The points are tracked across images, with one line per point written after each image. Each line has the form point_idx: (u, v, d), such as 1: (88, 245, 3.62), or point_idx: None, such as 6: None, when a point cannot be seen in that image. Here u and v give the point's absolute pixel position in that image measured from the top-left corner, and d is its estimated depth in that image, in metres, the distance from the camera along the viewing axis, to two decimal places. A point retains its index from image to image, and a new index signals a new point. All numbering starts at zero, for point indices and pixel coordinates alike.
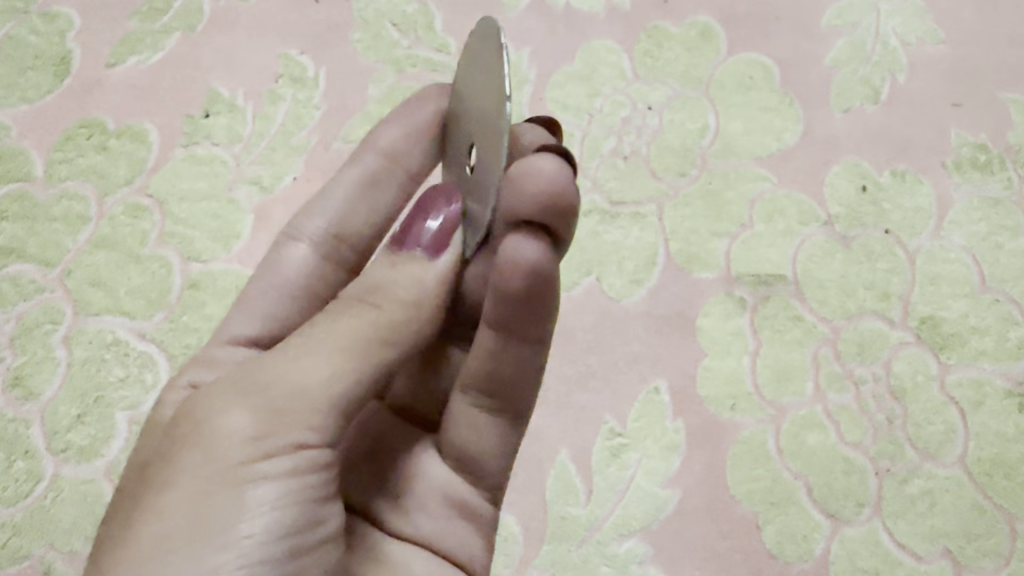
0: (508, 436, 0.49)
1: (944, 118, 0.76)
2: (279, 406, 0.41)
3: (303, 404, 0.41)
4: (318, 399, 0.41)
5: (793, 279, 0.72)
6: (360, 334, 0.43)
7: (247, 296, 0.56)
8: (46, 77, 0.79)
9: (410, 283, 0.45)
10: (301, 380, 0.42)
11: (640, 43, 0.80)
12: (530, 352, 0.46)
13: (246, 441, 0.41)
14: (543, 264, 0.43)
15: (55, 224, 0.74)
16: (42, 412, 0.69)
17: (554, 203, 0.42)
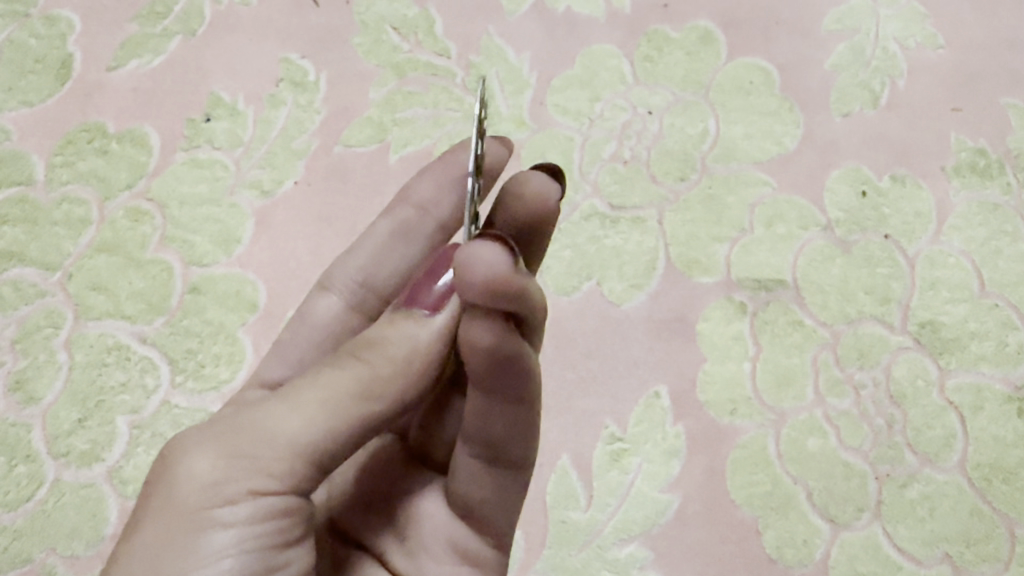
0: (508, 488, 0.49)
1: (944, 123, 0.77)
2: (246, 453, 0.41)
3: (269, 453, 0.41)
4: (285, 448, 0.41)
5: (792, 283, 0.72)
6: (337, 387, 0.42)
7: (280, 341, 0.59)
8: (47, 81, 0.80)
9: (407, 342, 0.44)
10: (273, 427, 0.42)
11: (640, 47, 0.80)
12: (519, 411, 0.46)
13: (210, 486, 0.41)
14: (499, 344, 0.41)
15: (56, 228, 0.74)
16: (43, 417, 0.69)
17: (493, 291, 0.39)
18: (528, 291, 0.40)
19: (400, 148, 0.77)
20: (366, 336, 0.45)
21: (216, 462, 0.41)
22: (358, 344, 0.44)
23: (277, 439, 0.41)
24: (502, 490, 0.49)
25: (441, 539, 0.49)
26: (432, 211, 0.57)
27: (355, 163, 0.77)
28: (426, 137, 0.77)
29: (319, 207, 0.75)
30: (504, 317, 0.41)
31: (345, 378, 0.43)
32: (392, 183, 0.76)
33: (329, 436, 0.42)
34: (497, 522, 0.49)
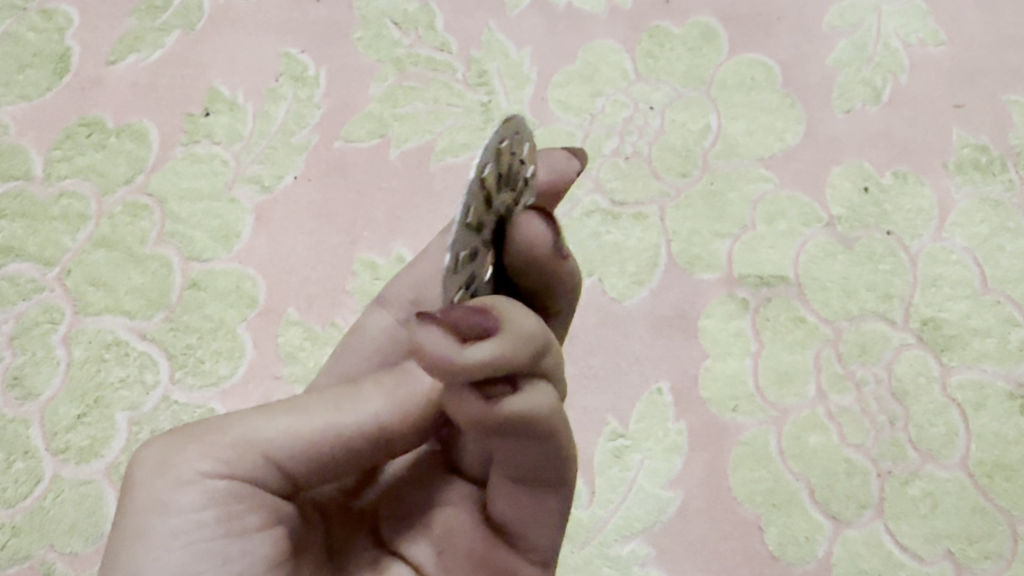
0: (548, 504, 0.43)
1: (946, 120, 0.76)
2: (215, 439, 0.41)
3: (237, 440, 0.41)
4: (255, 439, 0.41)
5: (794, 280, 0.72)
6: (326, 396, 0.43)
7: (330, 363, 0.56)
8: (46, 75, 0.79)
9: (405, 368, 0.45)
10: (248, 422, 0.41)
11: (642, 43, 0.80)
12: (543, 445, 0.39)
13: (170, 464, 0.40)
14: (477, 418, 0.37)
15: (55, 223, 0.74)
16: (42, 412, 0.69)
17: (444, 377, 0.35)
18: (490, 364, 0.35)
19: (400, 143, 0.76)
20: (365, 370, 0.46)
21: (183, 447, 0.40)
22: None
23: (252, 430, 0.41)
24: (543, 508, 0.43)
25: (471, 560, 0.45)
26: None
27: (355, 158, 0.76)
28: (426, 132, 0.76)
29: (319, 202, 0.75)
30: (476, 389, 0.36)
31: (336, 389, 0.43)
32: (392, 178, 0.76)
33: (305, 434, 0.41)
34: (536, 540, 0.44)
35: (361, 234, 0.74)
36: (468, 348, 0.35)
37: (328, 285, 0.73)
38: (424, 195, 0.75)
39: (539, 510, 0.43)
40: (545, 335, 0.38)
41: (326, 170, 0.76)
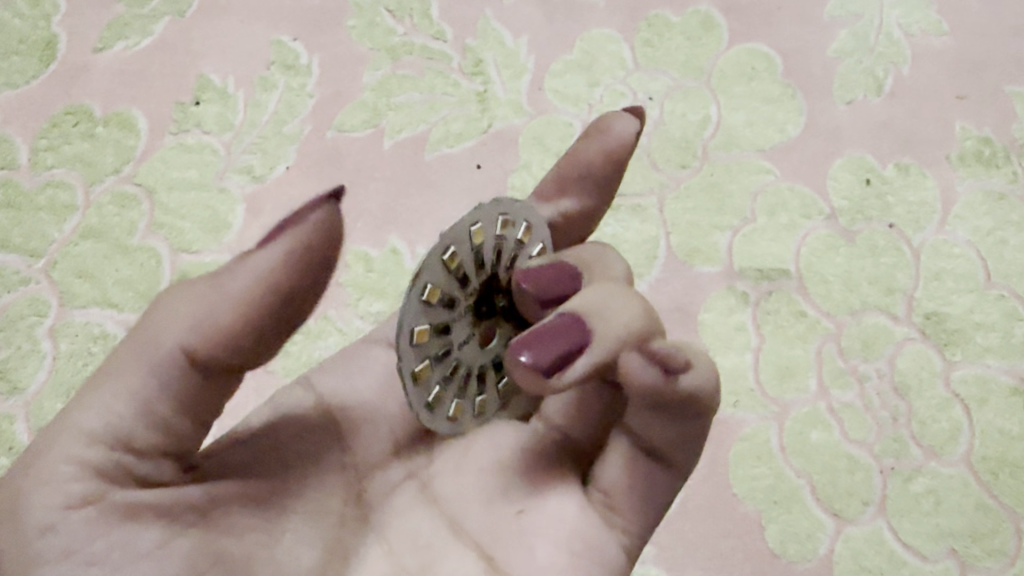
0: (661, 491, 0.41)
1: (949, 111, 0.75)
2: (84, 399, 0.35)
3: (83, 409, 0.34)
4: (74, 428, 0.34)
5: (795, 273, 0.70)
6: (145, 348, 0.34)
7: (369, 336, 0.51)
8: (31, 62, 0.77)
9: (230, 283, 0.34)
10: (64, 411, 0.35)
11: (640, 32, 0.78)
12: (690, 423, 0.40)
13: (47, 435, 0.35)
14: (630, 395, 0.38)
15: (41, 213, 0.72)
16: (26, 407, 0.67)
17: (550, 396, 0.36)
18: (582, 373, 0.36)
19: (395, 133, 0.75)
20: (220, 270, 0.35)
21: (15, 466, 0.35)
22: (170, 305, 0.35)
23: (77, 401, 0.35)
24: (654, 484, 0.41)
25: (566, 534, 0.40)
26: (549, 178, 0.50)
27: (348, 148, 0.75)
28: (421, 122, 0.75)
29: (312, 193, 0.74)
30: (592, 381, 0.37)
31: (149, 334, 0.35)
32: (386, 169, 0.74)
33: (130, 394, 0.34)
34: (635, 521, 0.41)
35: (354, 225, 0.73)
36: (560, 373, 0.36)
37: None
38: (419, 186, 0.74)
39: (651, 493, 0.41)
40: (646, 321, 0.38)
41: (319, 161, 0.74)
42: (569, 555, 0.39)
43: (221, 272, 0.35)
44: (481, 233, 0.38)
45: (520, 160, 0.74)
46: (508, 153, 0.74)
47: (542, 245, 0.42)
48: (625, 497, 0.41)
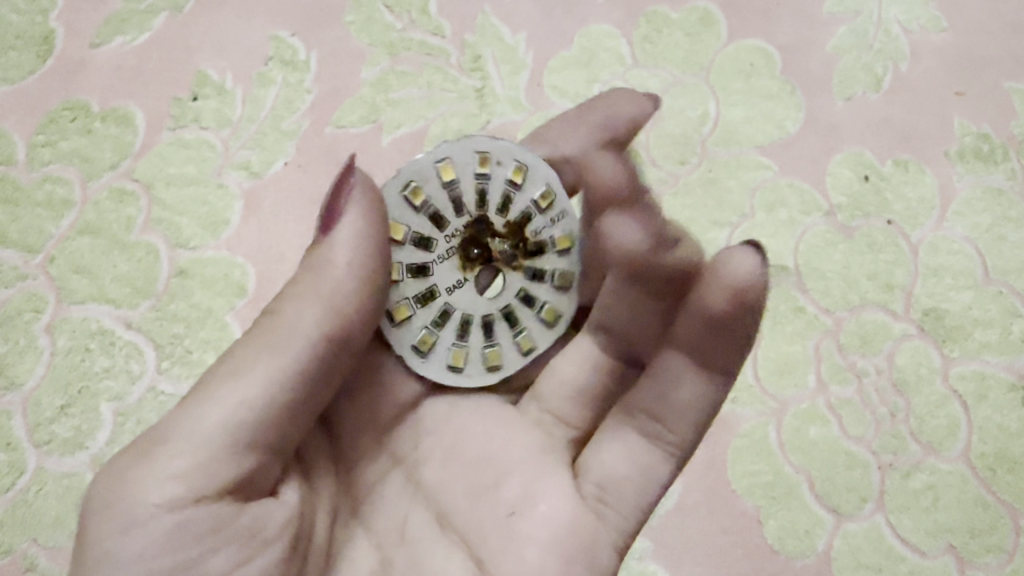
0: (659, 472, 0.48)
1: (948, 108, 0.75)
2: (216, 387, 0.42)
3: (211, 400, 0.41)
4: (191, 421, 0.41)
5: (794, 269, 0.70)
6: (259, 337, 0.43)
7: None
8: (29, 57, 0.77)
9: (322, 281, 0.44)
10: (178, 405, 0.42)
11: (639, 28, 0.78)
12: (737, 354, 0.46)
13: (181, 422, 0.41)
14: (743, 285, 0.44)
15: (39, 209, 0.72)
16: (24, 403, 0.67)
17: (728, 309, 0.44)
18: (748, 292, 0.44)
19: (393, 128, 0.75)
20: (327, 276, 0.44)
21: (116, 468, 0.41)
22: (279, 300, 0.44)
23: (194, 390, 0.43)
24: (645, 467, 0.48)
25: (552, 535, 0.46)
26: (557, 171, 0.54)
27: (346, 144, 0.74)
28: (420, 118, 0.75)
29: (310, 188, 0.73)
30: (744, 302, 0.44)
31: (261, 327, 0.44)
32: (384, 165, 0.74)
33: (247, 382, 0.41)
34: (621, 512, 0.48)
35: None
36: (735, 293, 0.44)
37: None
38: None
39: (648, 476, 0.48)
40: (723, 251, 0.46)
41: (317, 156, 0.74)
42: (553, 556, 0.45)
43: (309, 271, 0.44)
44: None
45: None
46: None
47: (568, 229, 0.52)
48: (620, 480, 0.48)
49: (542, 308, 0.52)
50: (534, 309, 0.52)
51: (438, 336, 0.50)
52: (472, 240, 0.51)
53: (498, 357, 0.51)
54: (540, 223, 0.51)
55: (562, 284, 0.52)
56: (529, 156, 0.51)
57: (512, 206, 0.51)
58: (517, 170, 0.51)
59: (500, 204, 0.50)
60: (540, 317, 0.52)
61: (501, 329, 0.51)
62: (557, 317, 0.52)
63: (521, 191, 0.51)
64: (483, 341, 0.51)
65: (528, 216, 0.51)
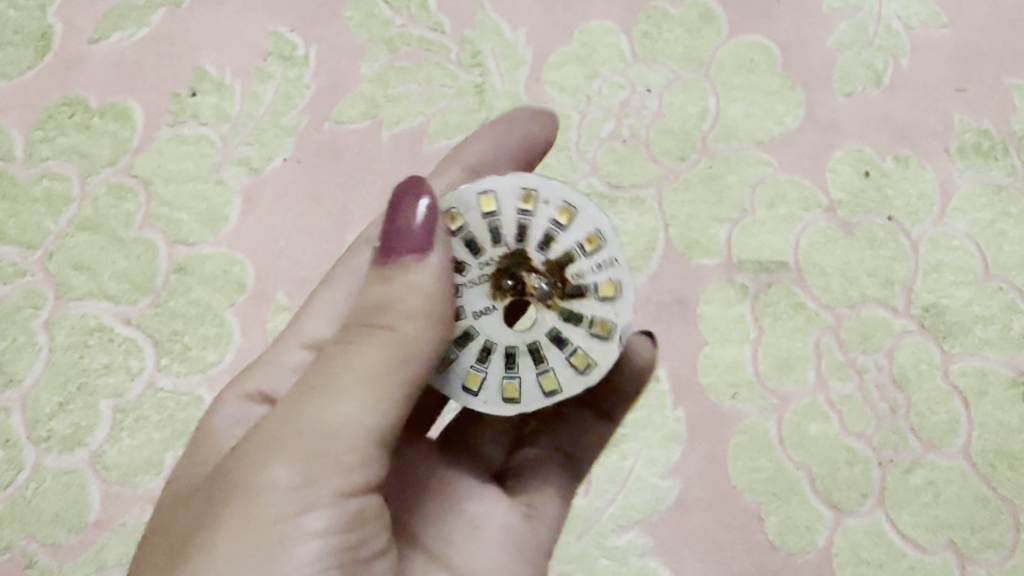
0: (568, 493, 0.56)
1: (947, 104, 0.75)
2: (336, 405, 0.39)
3: (339, 417, 0.39)
4: (324, 442, 0.38)
5: (794, 265, 0.70)
6: (349, 358, 0.40)
7: (315, 301, 0.55)
8: (27, 53, 0.77)
9: (409, 297, 0.40)
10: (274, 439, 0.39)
11: (639, 24, 0.77)
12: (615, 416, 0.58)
13: (309, 444, 0.39)
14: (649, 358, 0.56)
15: (37, 205, 0.72)
16: (23, 400, 0.67)
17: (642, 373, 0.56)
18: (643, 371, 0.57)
19: (393, 125, 0.74)
20: (424, 283, 0.40)
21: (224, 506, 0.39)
22: (363, 315, 0.41)
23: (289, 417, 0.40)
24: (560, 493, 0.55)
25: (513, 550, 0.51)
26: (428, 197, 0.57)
27: (345, 140, 0.74)
28: (419, 114, 0.74)
29: (309, 184, 0.73)
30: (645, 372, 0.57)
31: (349, 345, 0.40)
32: (384, 162, 0.74)
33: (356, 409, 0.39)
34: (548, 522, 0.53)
35: (352, 217, 0.73)
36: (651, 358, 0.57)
37: (318, 270, 0.71)
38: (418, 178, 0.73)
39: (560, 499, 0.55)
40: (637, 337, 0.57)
41: (317, 153, 0.74)
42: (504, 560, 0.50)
43: (390, 288, 0.40)
44: (608, 284, 0.45)
45: None
46: None
47: (595, 280, 0.45)
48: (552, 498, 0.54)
49: (574, 335, 0.45)
50: (566, 347, 0.45)
51: (457, 355, 0.45)
52: (498, 274, 0.45)
53: (516, 393, 0.44)
54: (564, 242, 0.45)
55: (600, 295, 0.45)
56: (582, 197, 0.45)
57: (526, 237, 0.45)
58: (525, 200, 0.45)
59: (543, 243, 0.45)
60: (573, 356, 0.45)
61: (529, 364, 0.45)
62: (600, 335, 0.45)
63: (566, 232, 0.45)
64: (508, 376, 0.45)
65: (546, 241, 0.45)
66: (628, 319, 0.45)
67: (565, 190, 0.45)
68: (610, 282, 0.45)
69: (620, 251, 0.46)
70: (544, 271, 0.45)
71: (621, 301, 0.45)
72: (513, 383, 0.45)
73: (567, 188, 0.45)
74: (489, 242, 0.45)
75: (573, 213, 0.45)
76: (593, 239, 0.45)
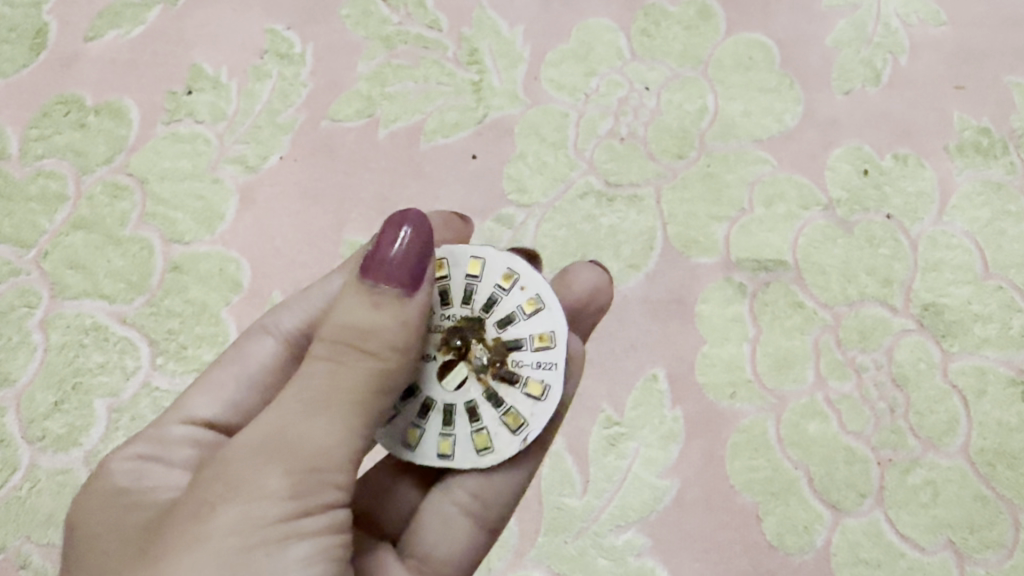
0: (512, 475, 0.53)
1: (947, 102, 0.75)
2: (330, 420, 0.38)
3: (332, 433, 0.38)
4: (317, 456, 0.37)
5: (793, 263, 0.70)
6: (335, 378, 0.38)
7: (208, 378, 0.50)
8: (22, 51, 0.76)
9: (397, 321, 0.39)
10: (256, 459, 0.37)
11: (637, 21, 0.77)
12: None
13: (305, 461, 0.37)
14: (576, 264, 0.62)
15: (32, 204, 0.71)
16: (18, 399, 0.67)
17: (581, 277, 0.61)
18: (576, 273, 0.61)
19: (389, 122, 0.74)
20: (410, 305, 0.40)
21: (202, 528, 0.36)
22: (339, 333, 0.39)
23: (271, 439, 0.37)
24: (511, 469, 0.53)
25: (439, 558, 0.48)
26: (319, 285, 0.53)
27: (341, 139, 0.74)
28: (416, 112, 0.74)
29: (306, 182, 0.73)
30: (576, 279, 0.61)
31: (330, 366, 0.38)
32: (381, 160, 0.73)
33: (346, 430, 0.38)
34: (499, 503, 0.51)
35: (348, 215, 0.72)
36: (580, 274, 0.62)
37: (314, 269, 0.71)
38: (415, 176, 0.73)
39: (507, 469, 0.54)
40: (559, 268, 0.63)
41: (313, 150, 0.73)
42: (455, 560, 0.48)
43: (376, 311, 0.39)
44: (542, 336, 0.49)
45: (516, 150, 0.73)
46: (505, 142, 0.74)
47: (529, 337, 0.49)
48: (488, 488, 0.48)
49: (504, 412, 0.47)
50: (498, 409, 0.47)
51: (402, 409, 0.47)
52: (450, 331, 0.48)
53: (451, 447, 0.47)
54: (521, 327, 0.49)
55: (528, 390, 0.48)
56: (521, 263, 0.50)
57: (495, 308, 0.49)
58: (506, 276, 0.50)
59: (485, 305, 0.49)
60: (503, 419, 0.47)
61: (461, 419, 0.47)
62: (519, 424, 0.47)
63: (508, 294, 0.49)
64: (441, 427, 0.47)
65: (508, 319, 0.49)
66: (542, 422, 0.47)
67: (505, 259, 0.50)
68: (540, 382, 0.48)
69: (558, 313, 0.49)
70: (494, 344, 0.48)
71: (544, 402, 0.48)
72: (450, 432, 0.47)
73: (544, 287, 0.50)
74: (457, 299, 0.49)
75: (539, 307, 0.49)
76: (542, 335, 0.48)
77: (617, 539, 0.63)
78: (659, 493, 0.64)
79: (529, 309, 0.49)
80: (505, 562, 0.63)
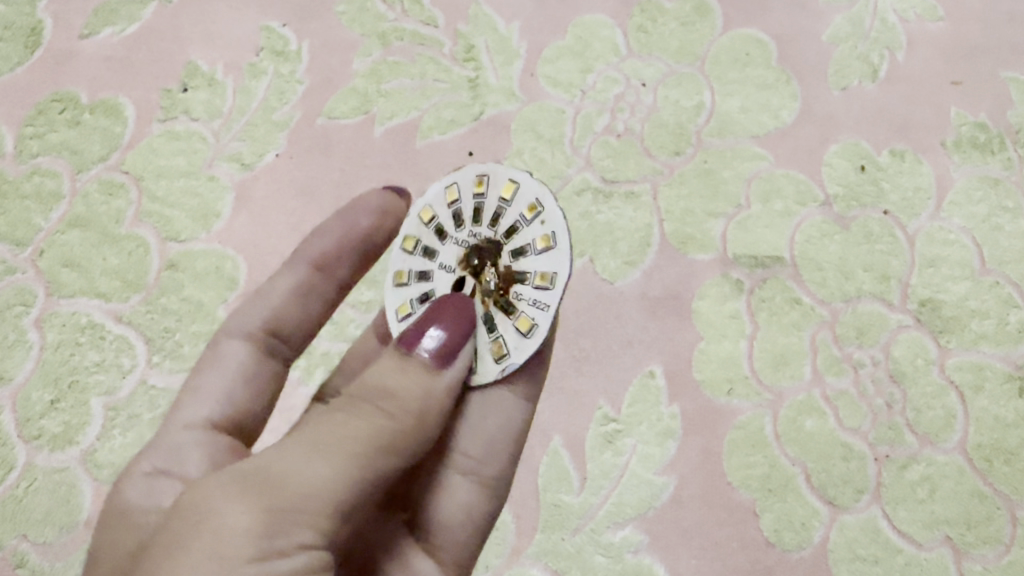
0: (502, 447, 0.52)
1: (945, 97, 0.75)
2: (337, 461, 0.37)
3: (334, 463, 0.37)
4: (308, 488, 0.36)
5: (790, 260, 0.70)
6: (343, 435, 0.38)
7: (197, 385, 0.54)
8: (16, 48, 0.76)
9: (419, 388, 0.39)
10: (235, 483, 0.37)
11: (633, 17, 0.77)
12: None
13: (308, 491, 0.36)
14: None
15: (27, 202, 0.71)
16: (13, 398, 0.67)
17: None
18: None
19: (385, 120, 0.74)
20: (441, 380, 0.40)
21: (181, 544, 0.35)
22: (362, 390, 0.40)
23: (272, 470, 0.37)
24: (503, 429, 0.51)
25: (439, 518, 0.50)
26: (256, 331, 0.55)
27: (338, 135, 0.74)
28: (412, 109, 0.74)
29: (302, 179, 0.73)
30: None
31: (344, 416, 0.39)
32: (377, 157, 0.73)
33: (349, 481, 0.37)
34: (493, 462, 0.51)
35: None
36: None
37: None
38: (411, 173, 0.73)
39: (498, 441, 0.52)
40: None
41: (309, 148, 0.73)
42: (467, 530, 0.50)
43: (401, 377, 0.39)
44: (544, 277, 0.46)
45: (512, 147, 0.73)
46: (501, 137, 0.73)
47: (533, 272, 0.46)
48: (482, 447, 0.51)
49: (493, 339, 0.46)
50: (488, 334, 0.46)
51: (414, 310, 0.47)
52: (472, 249, 0.47)
53: None
54: (529, 262, 0.46)
55: (517, 324, 0.46)
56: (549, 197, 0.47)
57: (513, 236, 0.47)
58: (529, 208, 0.47)
59: (505, 232, 0.47)
60: (490, 345, 0.46)
61: None
62: (502, 354, 0.46)
63: (528, 226, 0.47)
64: None
65: (521, 250, 0.46)
66: (523, 357, 0.46)
67: (538, 189, 0.47)
68: (531, 319, 0.46)
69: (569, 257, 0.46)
70: (504, 271, 0.46)
71: (528, 339, 0.46)
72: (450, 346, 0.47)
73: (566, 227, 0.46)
74: (486, 220, 0.47)
75: (551, 246, 0.46)
76: (543, 275, 0.46)
77: (614, 535, 0.63)
78: (656, 489, 0.64)
79: (542, 245, 0.46)
80: (502, 560, 0.63)
